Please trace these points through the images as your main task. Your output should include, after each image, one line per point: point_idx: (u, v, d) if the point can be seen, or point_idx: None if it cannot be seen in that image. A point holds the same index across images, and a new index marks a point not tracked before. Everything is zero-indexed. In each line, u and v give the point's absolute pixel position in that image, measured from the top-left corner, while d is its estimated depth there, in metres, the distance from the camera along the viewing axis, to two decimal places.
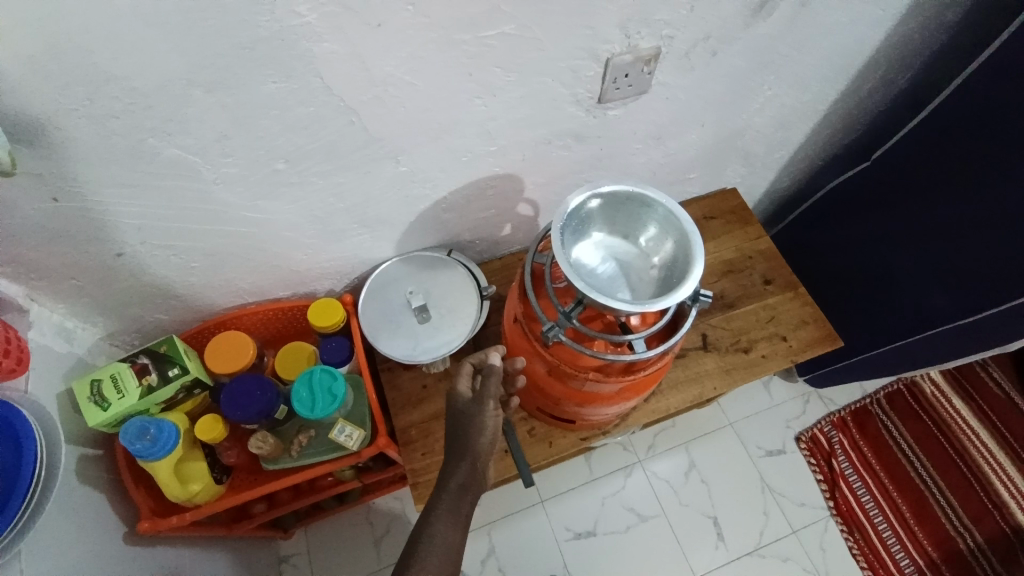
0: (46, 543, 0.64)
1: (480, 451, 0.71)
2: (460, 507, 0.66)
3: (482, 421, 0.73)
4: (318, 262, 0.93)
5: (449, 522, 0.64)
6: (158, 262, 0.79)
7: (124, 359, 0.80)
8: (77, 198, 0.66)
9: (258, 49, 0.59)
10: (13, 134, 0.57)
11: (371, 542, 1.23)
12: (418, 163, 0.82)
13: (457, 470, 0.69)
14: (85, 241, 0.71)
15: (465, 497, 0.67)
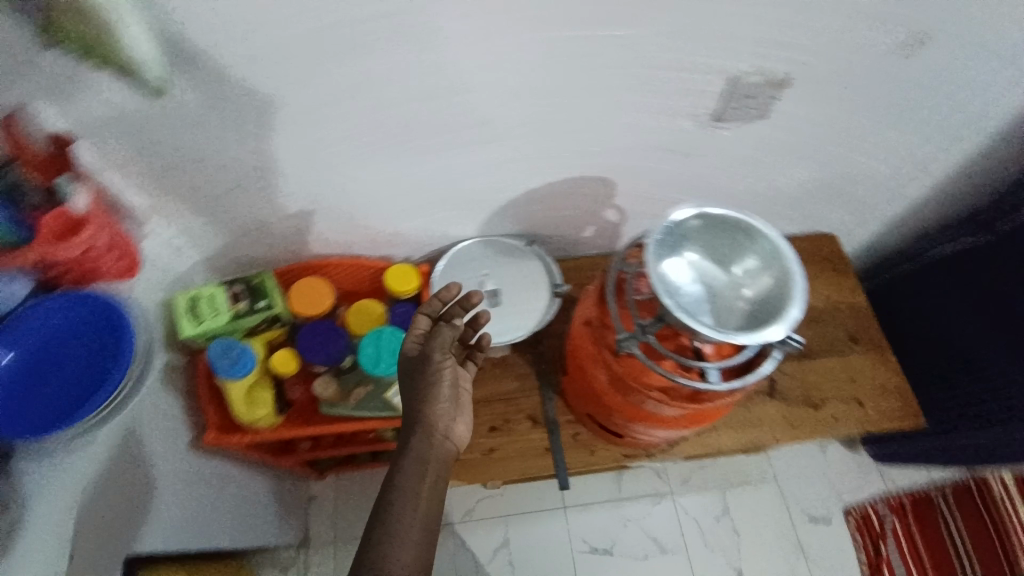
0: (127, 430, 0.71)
1: (431, 416, 0.69)
2: (420, 478, 0.66)
3: (433, 380, 0.71)
4: (404, 230, 0.96)
5: (409, 500, 0.64)
6: (263, 201, 0.84)
7: (221, 283, 0.85)
8: (210, 127, 0.71)
9: (400, 16, 0.61)
10: (169, 61, 0.63)
11: None
12: (520, 150, 0.82)
13: (412, 442, 0.68)
14: (205, 169, 0.76)
15: (423, 469, 0.67)
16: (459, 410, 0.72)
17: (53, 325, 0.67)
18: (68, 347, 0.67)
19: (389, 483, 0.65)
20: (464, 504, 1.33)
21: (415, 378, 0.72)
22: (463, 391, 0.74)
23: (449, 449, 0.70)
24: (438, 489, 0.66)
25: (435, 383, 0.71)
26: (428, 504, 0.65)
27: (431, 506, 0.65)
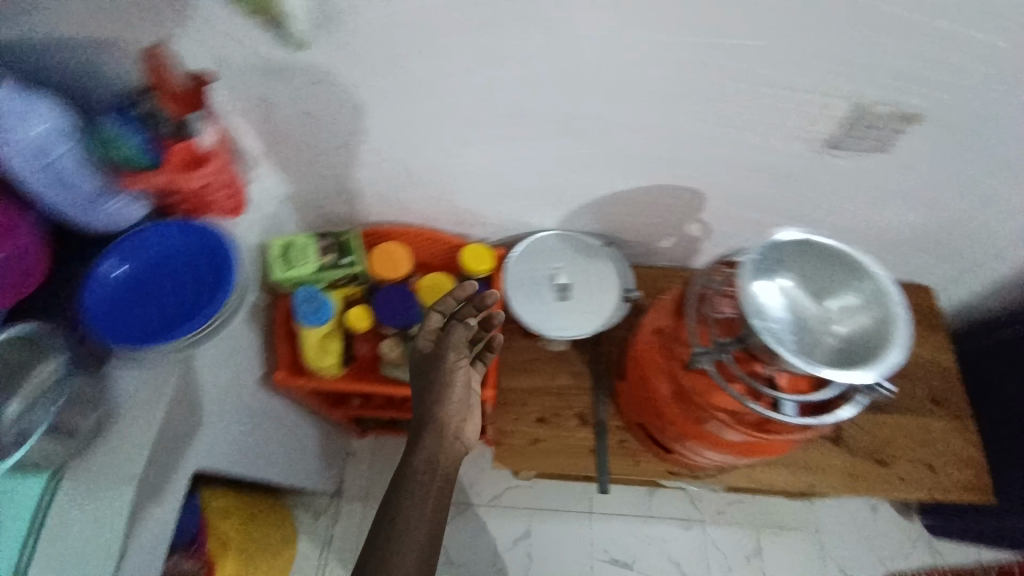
0: (208, 361, 0.74)
1: (442, 419, 0.70)
2: (428, 479, 0.68)
3: (446, 383, 0.71)
4: (486, 213, 0.96)
5: (415, 501, 0.67)
6: (360, 165, 0.86)
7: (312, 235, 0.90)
8: (329, 89, 0.72)
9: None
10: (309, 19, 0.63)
11: None
12: (620, 151, 0.81)
13: (420, 444, 0.69)
14: (313, 128, 0.78)
15: (430, 471, 0.68)
16: (470, 411, 0.73)
17: (170, 248, 0.73)
18: (178, 269, 0.73)
19: (398, 482, 0.68)
20: (492, 490, 1.34)
21: (427, 378, 0.71)
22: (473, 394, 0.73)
23: (457, 454, 0.71)
24: (443, 492, 0.69)
25: (447, 388, 0.70)
26: (432, 506, 0.68)
27: (436, 507, 0.68)
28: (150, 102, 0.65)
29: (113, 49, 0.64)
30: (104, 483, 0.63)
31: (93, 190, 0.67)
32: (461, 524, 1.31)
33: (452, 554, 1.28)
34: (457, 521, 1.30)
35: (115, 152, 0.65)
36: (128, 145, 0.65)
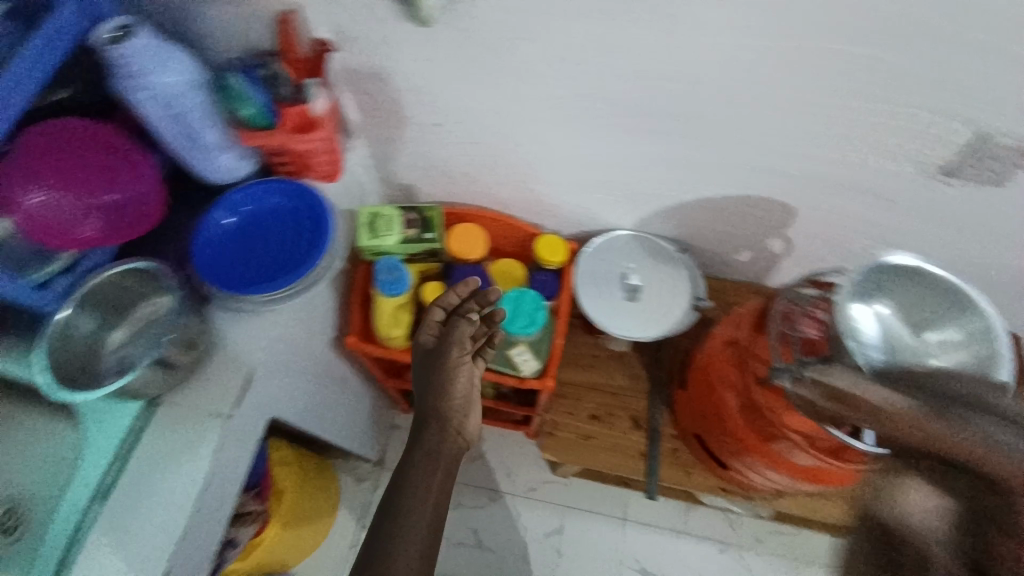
0: (293, 319, 0.77)
1: (441, 415, 0.76)
2: (428, 472, 0.73)
3: (448, 378, 0.77)
4: (565, 204, 0.96)
5: (415, 492, 0.71)
6: (451, 144, 0.87)
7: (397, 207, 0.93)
8: (440, 68, 0.72)
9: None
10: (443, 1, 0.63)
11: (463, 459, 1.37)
12: (717, 155, 0.79)
13: (424, 438, 0.75)
14: (414, 104, 0.80)
15: (430, 464, 0.74)
16: (471, 406, 0.78)
17: (272, 204, 0.77)
18: (277, 225, 0.76)
19: (402, 473, 0.74)
20: (528, 481, 1.35)
21: (433, 372, 0.77)
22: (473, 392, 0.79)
23: (456, 453, 0.77)
24: (443, 486, 0.74)
25: (449, 382, 0.77)
26: (430, 500, 0.72)
27: (433, 497, 0.72)
28: (273, 66, 0.69)
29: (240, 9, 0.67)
30: (193, 417, 0.66)
31: (215, 142, 0.71)
32: (495, 510, 1.32)
33: (484, 538, 1.30)
34: (491, 506, 1.32)
35: (235, 109, 0.69)
36: (248, 104, 0.68)
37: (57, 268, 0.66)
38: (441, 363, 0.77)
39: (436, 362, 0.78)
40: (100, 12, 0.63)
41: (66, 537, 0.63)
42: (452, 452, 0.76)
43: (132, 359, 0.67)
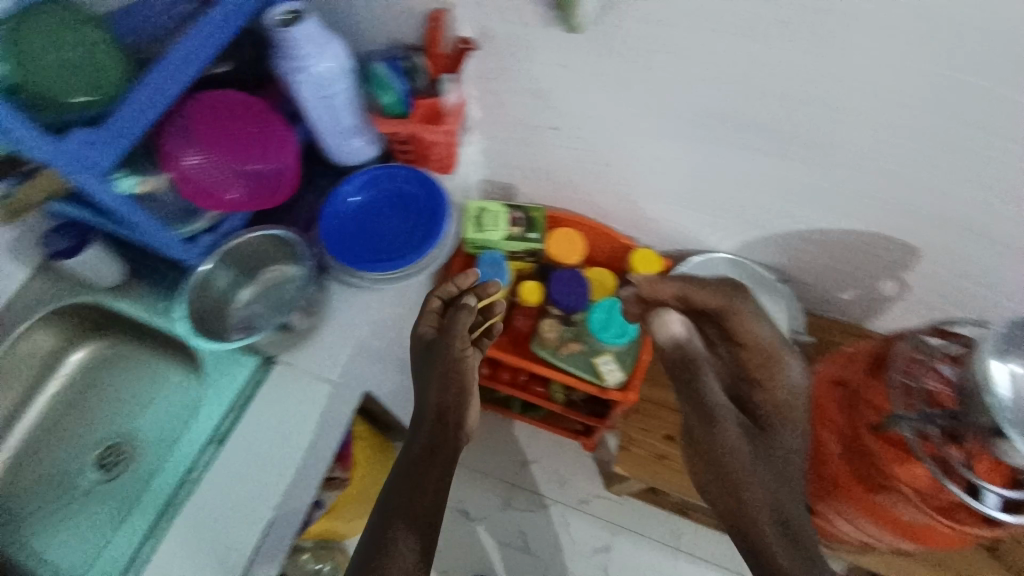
0: (398, 300, 0.80)
1: (438, 409, 0.76)
2: (422, 466, 0.74)
3: (445, 374, 0.76)
4: (665, 220, 0.95)
5: (410, 487, 0.72)
6: (563, 149, 0.88)
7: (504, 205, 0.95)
8: (572, 73, 0.73)
9: (828, 19, 0.56)
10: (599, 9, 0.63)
11: (516, 461, 1.36)
12: (843, 187, 0.76)
13: (421, 433, 0.76)
14: (536, 106, 0.81)
15: (426, 458, 0.75)
16: (467, 401, 0.78)
17: (395, 188, 0.80)
18: (398, 209, 0.80)
19: (400, 466, 0.75)
20: (580, 493, 1.33)
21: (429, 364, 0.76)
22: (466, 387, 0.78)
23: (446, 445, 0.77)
24: (434, 480, 0.74)
25: (449, 377, 0.75)
26: (424, 493, 0.73)
27: (427, 496, 0.73)
28: (415, 58, 0.74)
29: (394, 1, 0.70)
30: (304, 381, 0.71)
31: (351, 125, 0.76)
32: (543, 518, 1.31)
33: (530, 543, 1.29)
34: (540, 513, 1.31)
35: (375, 95, 0.74)
36: (389, 91, 0.73)
37: (199, 226, 0.72)
38: (436, 352, 0.76)
39: (433, 353, 0.77)
40: None
41: (177, 478, 0.67)
42: (443, 444, 0.77)
43: (255, 321, 0.75)
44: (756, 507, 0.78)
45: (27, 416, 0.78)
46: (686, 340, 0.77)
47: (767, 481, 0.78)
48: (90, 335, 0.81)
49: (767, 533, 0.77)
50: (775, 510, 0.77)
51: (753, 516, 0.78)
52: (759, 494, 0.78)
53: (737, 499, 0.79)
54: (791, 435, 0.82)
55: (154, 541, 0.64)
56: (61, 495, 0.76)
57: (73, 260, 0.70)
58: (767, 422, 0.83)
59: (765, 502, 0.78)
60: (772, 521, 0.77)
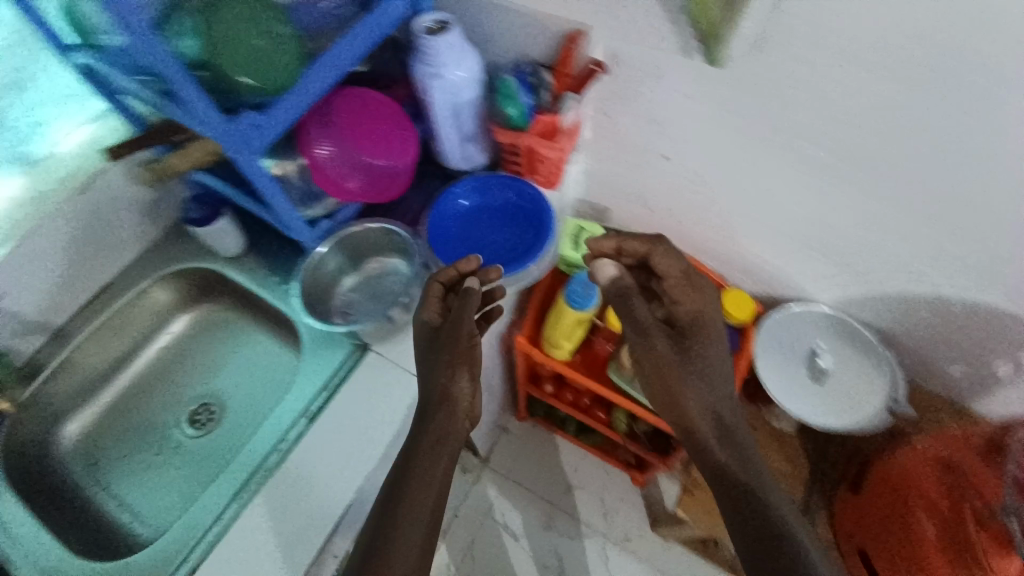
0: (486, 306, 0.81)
1: (444, 399, 0.65)
2: (422, 465, 0.62)
3: (456, 357, 0.66)
4: (764, 263, 0.92)
5: (409, 491, 0.61)
6: (669, 180, 0.86)
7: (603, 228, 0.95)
8: (697, 106, 0.72)
9: (993, 77, 0.53)
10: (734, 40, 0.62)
11: (562, 483, 1.33)
12: (975, 255, 0.70)
13: (426, 425, 0.65)
14: (649, 135, 0.80)
15: (427, 454, 0.63)
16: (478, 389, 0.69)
17: (504, 200, 0.82)
18: (503, 219, 0.82)
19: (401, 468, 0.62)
20: (624, 529, 1.28)
21: (434, 353, 0.67)
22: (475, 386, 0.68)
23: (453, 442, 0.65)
24: (433, 485, 0.62)
25: (456, 366, 0.66)
26: (429, 498, 0.61)
27: (430, 501, 0.61)
28: (541, 73, 0.75)
29: (531, 19, 0.72)
30: (391, 371, 0.73)
31: (469, 131, 0.79)
32: (583, 547, 1.27)
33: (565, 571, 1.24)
34: (580, 542, 1.27)
35: (500, 107, 0.76)
36: (514, 105, 0.75)
37: (318, 211, 0.76)
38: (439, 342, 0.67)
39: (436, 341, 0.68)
40: (421, 3, 0.71)
41: (268, 447, 0.70)
42: (449, 440, 0.65)
43: (355, 309, 0.79)
44: (724, 463, 0.66)
45: (135, 364, 0.84)
46: (624, 275, 0.72)
47: (729, 420, 0.69)
48: (201, 301, 0.87)
49: (757, 499, 0.62)
50: (751, 464, 0.66)
51: (727, 480, 0.65)
52: (730, 448, 0.67)
53: (711, 463, 0.67)
54: (712, 353, 0.71)
55: (242, 502, 0.66)
56: (159, 447, 0.80)
57: (206, 227, 0.77)
58: (687, 330, 0.73)
59: (734, 455, 0.66)
60: (750, 474, 0.65)
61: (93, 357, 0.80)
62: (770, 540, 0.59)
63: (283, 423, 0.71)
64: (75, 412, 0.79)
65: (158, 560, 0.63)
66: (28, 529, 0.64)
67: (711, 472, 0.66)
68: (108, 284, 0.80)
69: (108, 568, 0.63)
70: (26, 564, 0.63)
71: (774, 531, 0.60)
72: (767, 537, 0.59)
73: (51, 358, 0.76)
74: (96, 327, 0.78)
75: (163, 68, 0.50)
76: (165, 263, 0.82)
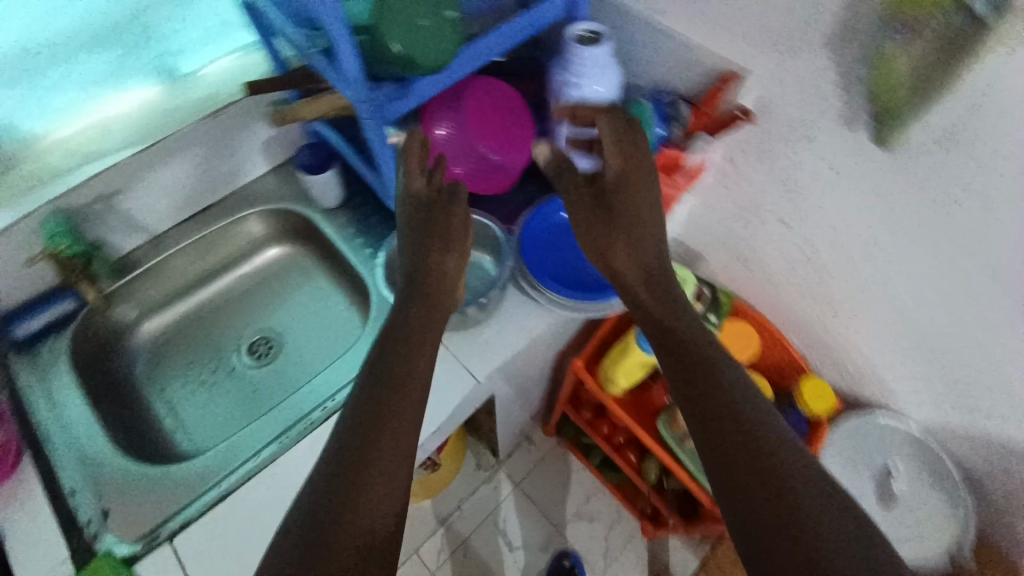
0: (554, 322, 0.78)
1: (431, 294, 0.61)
2: (384, 400, 0.51)
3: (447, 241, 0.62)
4: (856, 356, 0.84)
5: (377, 434, 0.49)
6: (778, 244, 0.80)
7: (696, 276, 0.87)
8: (840, 180, 0.66)
9: None
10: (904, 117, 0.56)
11: (568, 510, 1.29)
12: None
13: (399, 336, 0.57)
14: (772, 195, 0.75)
15: (391, 385, 0.52)
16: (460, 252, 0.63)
17: None
18: None
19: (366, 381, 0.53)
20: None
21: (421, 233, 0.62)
22: (446, 254, 0.62)
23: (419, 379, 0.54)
24: (405, 422, 0.50)
25: (446, 243, 0.62)
26: (391, 439, 0.49)
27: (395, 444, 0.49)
28: (679, 105, 0.72)
29: (684, 47, 0.68)
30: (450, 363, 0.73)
31: None
32: None
33: None
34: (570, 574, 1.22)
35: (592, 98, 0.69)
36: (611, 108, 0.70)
37: None
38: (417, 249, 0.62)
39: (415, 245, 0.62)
40: (578, 9, 0.69)
41: (317, 399, 0.71)
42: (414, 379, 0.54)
43: None
44: (697, 378, 0.53)
45: (214, 284, 0.87)
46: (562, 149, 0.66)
47: (697, 329, 0.57)
48: (288, 241, 0.90)
49: (736, 413, 0.50)
50: (725, 368, 0.54)
51: (703, 400, 0.52)
52: (698, 355, 0.55)
53: (679, 378, 0.54)
54: (649, 218, 0.61)
55: (281, 445, 0.67)
56: (216, 367, 0.82)
57: (315, 176, 0.80)
58: (611, 189, 0.61)
59: (706, 366, 0.54)
60: (729, 382, 0.52)
61: (182, 267, 0.84)
62: (760, 464, 0.47)
63: (335, 382, 0.72)
64: (151, 314, 0.83)
65: (191, 477, 0.64)
66: (76, 413, 0.67)
67: (679, 392, 0.54)
68: (212, 205, 0.84)
69: (143, 471, 0.64)
70: (66, 444, 0.65)
71: (771, 460, 0.47)
72: (755, 462, 0.47)
73: (145, 258, 0.80)
74: (192, 240, 0.82)
75: (333, 31, 0.51)
76: (268, 201, 0.86)
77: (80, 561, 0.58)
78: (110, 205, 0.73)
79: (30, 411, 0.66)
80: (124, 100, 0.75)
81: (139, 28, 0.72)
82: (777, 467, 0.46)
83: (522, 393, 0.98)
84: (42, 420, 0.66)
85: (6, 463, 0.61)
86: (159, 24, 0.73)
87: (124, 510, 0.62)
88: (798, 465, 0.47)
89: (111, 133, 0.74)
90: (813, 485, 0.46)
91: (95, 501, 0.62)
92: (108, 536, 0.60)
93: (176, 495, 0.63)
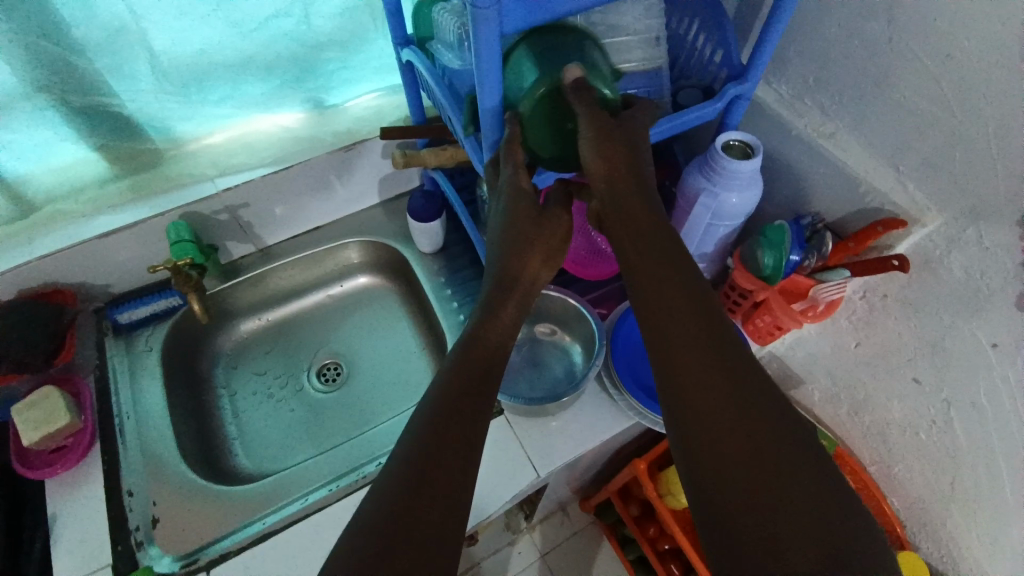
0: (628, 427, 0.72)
1: (511, 305, 0.54)
2: (436, 442, 0.44)
3: (532, 240, 0.55)
4: (975, 562, 0.70)
5: (427, 476, 0.42)
6: (901, 412, 0.69)
7: None
8: (1010, 367, 0.56)
9: None
10: None
11: None
12: None
13: (464, 357, 0.50)
14: (911, 356, 0.65)
15: (443, 422, 0.45)
16: (545, 252, 0.55)
17: None
18: None
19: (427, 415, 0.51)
20: None
21: (511, 234, 0.54)
22: (543, 266, 0.56)
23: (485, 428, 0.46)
24: (456, 471, 0.43)
25: (534, 243, 0.55)
26: (447, 483, 0.43)
27: (451, 484, 0.43)
28: (824, 235, 0.66)
29: (845, 177, 0.63)
30: (512, 447, 0.70)
31: (705, 253, 0.74)
32: None
33: None
34: None
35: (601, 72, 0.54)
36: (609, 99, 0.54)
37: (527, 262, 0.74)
38: (506, 258, 0.54)
39: (500, 255, 0.54)
40: (733, 114, 0.64)
41: (370, 452, 0.70)
42: (478, 425, 0.46)
43: (537, 357, 0.76)
44: (690, 362, 0.44)
45: (304, 300, 0.89)
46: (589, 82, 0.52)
47: (688, 294, 0.47)
48: (381, 273, 0.91)
49: (735, 402, 0.41)
50: (724, 344, 0.44)
51: (698, 395, 0.42)
52: (692, 331, 0.45)
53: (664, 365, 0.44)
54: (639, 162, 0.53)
55: (330, 491, 0.65)
56: (284, 385, 0.83)
57: (422, 223, 0.80)
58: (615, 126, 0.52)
59: (696, 342, 0.44)
60: (726, 363, 0.43)
61: (280, 280, 0.86)
62: (765, 472, 0.37)
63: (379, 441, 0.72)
64: (242, 320, 0.86)
65: (241, 500, 0.65)
66: (155, 408, 0.70)
67: (665, 380, 0.44)
68: (321, 227, 0.87)
69: (201, 484, 0.66)
70: (136, 440, 0.67)
71: (846, 509, 0.36)
72: (759, 467, 0.37)
73: (250, 267, 0.83)
74: (297, 257, 0.84)
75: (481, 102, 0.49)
76: (372, 234, 0.87)
77: (120, 568, 0.59)
78: (234, 216, 0.77)
79: (114, 400, 0.69)
80: (270, 121, 0.78)
81: (302, 63, 0.75)
82: (787, 473, 0.37)
83: (571, 480, 0.91)
84: (121, 411, 0.69)
85: (75, 451, 0.63)
86: (321, 62, 0.76)
87: (172, 524, 0.62)
88: (810, 468, 0.37)
89: (250, 152, 0.77)
90: (831, 487, 0.37)
91: (150, 504, 0.63)
92: (153, 549, 0.60)
93: (222, 520, 0.63)
